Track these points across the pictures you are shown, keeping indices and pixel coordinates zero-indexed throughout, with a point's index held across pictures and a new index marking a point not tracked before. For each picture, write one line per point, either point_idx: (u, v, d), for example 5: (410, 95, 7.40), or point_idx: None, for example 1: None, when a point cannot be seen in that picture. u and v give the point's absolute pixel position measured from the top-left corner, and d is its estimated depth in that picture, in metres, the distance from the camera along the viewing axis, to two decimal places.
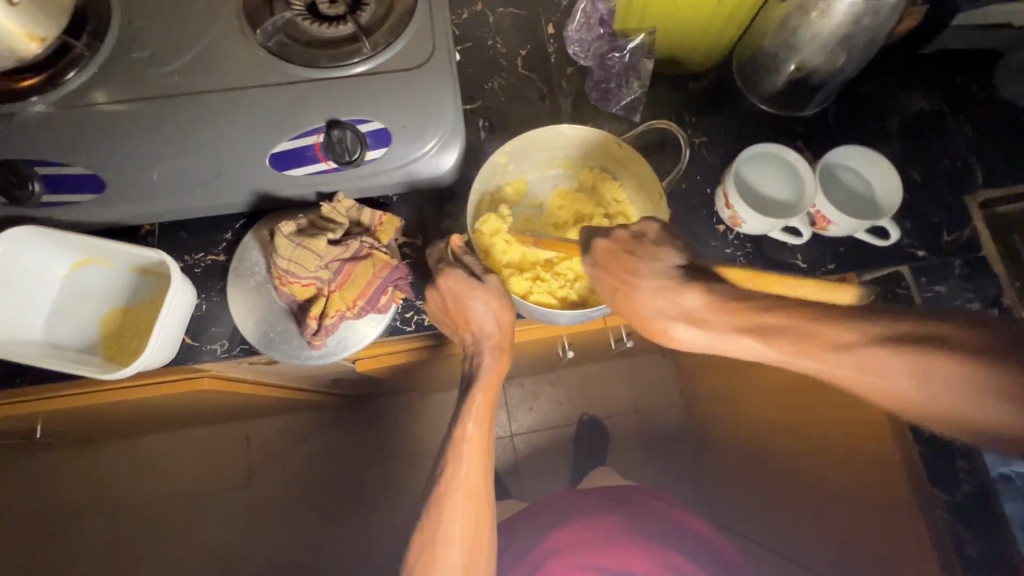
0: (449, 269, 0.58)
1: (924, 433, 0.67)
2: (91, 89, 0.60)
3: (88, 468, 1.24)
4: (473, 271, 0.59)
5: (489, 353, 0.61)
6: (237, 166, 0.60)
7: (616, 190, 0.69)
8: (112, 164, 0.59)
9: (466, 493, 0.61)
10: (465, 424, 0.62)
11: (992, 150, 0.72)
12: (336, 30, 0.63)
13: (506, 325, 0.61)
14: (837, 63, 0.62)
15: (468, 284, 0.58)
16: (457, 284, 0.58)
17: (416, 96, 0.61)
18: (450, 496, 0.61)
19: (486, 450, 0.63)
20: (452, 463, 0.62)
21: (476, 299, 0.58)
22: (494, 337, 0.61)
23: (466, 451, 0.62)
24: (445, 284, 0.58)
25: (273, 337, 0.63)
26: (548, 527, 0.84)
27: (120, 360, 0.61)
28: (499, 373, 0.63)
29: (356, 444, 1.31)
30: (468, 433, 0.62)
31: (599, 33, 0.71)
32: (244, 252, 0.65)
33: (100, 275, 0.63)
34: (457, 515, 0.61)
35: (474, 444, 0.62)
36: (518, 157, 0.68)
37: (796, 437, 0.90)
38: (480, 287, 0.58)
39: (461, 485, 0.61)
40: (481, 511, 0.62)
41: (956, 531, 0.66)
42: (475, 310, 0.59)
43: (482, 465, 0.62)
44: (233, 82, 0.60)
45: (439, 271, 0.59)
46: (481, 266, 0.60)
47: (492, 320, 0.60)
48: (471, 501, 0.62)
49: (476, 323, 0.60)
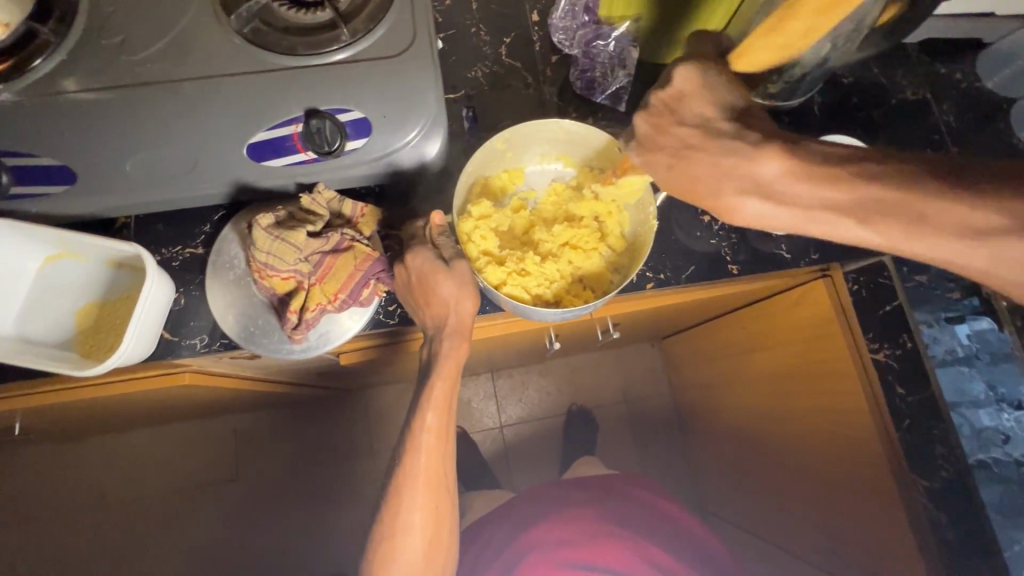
0: (418, 249, 0.58)
1: (904, 420, 0.69)
2: (60, 77, 0.58)
3: (72, 464, 1.22)
4: (441, 255, 0.59)
5: (448, 339, 0.60)
6: (214, 157, 0.58)
7: None
8: (83, 155, 0.57)
9: (425, 482, 0.61)
10: (425, 414, 0.61)
11: (975, 140, 0.73)
12: (313, 17, 0.61)
13: (466, 314, 0.60)
14: (823, 52, 0.60)
15: (434, 266, 0.57)
16: (423, 265, 0.57)
17: (398, 85, 0.60)
18: (409, 487, 0.61)
19: (445, 439, 0.62)
20: (410, 453, 0.61)
21: (442, 284, 0.57)
22: (455, 318, 0.60)
23: (425, 441, 0.61)
24: (411, 264, 0.58)
25: (253, 331, 0.62)
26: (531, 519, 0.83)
27: (96, 356, 0.60)
28: (457, 361, 0.61)
29: (345, 437, 1.30)
30: (427, 423, 0.61)
31: (583, 20, 0.70)
32: (222, 246, 0.64)
33: (74, 269, 0.62)
34: (416, 505, 0.61)
35: (432, 433, 0.61)
36: (519, 146, 0.67)
37: (779, 424, 0.91)
38: (446, 273, 0.57)
39: (420, 475, 0.61)
40: (441, 500, 0.62)
41: (936, 515, 0.67)
42: (439, 292, 0.58)
43: (440, 454, 0.62)
44: (208, 70, 0.59)
45: (411, 251, 0.58)
46: (451, 250, 0.60)
47: (454, 305, 0.59)
48: (431, 490, 0.62)
49: (438, 305, 0.58)
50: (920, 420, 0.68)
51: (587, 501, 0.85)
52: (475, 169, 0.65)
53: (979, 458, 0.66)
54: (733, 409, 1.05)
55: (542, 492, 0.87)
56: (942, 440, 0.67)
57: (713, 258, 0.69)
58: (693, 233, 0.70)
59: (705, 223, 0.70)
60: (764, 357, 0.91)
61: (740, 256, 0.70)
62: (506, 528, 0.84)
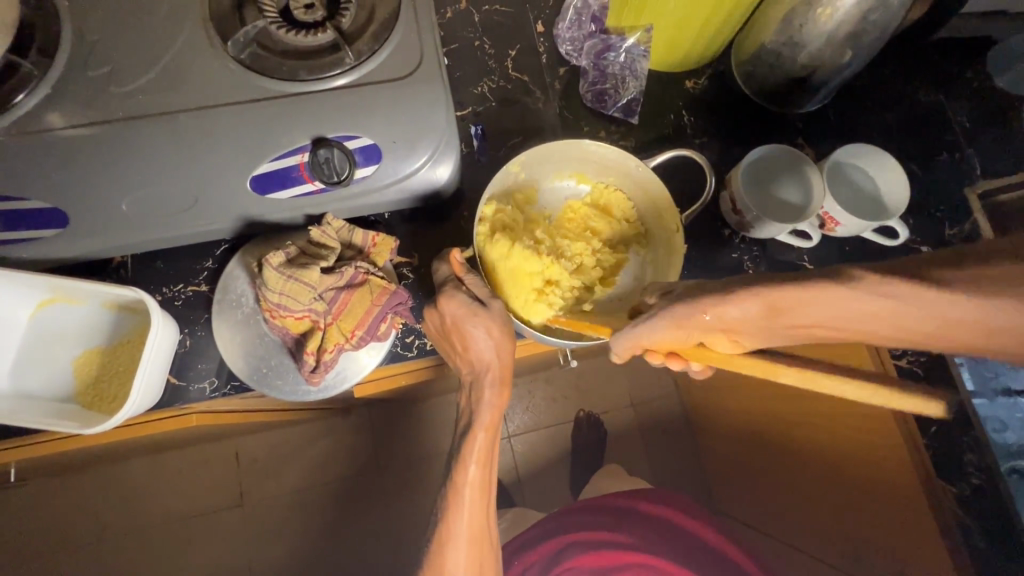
0: (451, 292, 0.54)
1: (930, 425, 0.69)
2: (44, 113, 0.54)
3: (69, 499, 1.18)
4: (478, 296, 0.55)
5: (490, 388, 0.57)
6: (217, 193, 0.55)
7: (626, 207, 0.67)
8: (75, 196, 0.54)
9: (469, 539, 0.59)
10: (466, 467, 0.58)
11: (989, 139, 0.72)
12: (314, 39, 0.58)
13: (506, 357, 0.56)
14: (843, 59, 0.59)
15: (471, 311, 0.53)
16: (458, 310, 0.54)
17: (408, 107, 0.57)
18: (451, 545, 0.59)
19: (486, 491, 0.60)
20: (454, 509, 0.59)
21: (478, 326, 0.54)
22: (494, 370, 0.56)
23: (467, 495, 0.59)
24: (445, 309, 0.54)
25: (266, 373, 0.59)
26: (562, 548, 0.79)
27: (101, 408, 0.56)
28: (500, 410, 0.58)
29: (351, 456, 1.27)
30: (468, 477, 0.58)
31: (590, 30, 0.70)
32: (230, 281, 0.61)
33: (70, 315, 0.58)
34: (462, 561, 0.59)
35: (474, 487, 0.59)
36: (533, 167, 0.65)
37: (796, 430, 0.91)
38: (484, 313, 0.54)
39: (462, 533, 0.59)
40: (484, 554, 0.61)
41: (964, 522, 0.67)
42: (475, 340, 0.54)
43: (483, 508, 0.60)
44: (205, 100, 0.55)
45: (444, 294, 0.55)
46: (487, 291, 0.56)
47: (492, 350, 0.55)
48: (475, 546, 0.59)
49: (476, 353, 0.55)
50: (948, 427, 0.69)
51: (622, 527, 0.80)
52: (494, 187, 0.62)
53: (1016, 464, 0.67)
54: (746, 413, 1.05)
55: (574, 517, 0.83)
56: (973, 447, 0.68)
57: (735, 272, 0.68)
58: (712, 246, 0.68)
59: (725, 236, 0.68)
60: None
61: (763, 268, 0.68)
62: (538, 554, 0.80)
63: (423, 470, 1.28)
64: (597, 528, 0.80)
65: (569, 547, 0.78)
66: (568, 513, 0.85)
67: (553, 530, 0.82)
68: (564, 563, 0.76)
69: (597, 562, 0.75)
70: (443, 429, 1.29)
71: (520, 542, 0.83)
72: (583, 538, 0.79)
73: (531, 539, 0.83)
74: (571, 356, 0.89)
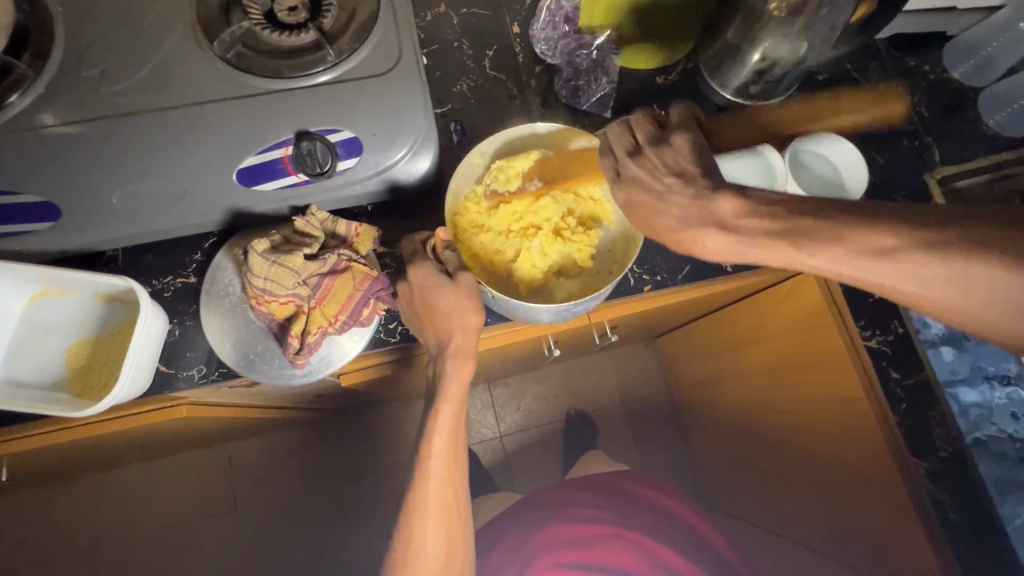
0: (419, 262, 0.60)
1: (902, 405, 0.70)
2: (37, 112, 0.56)
3: (62, 505, 1.18)
4: (448, 268, 0.60)
5: (453, 359, 0.61)
6: (205, 185, 0.58)
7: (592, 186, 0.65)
8: (67, 190, 0.56)
9: (435, 506, 0.62)
10: (432, 437, 0.62)
11: (947, 128, 0.75)
12: (298, 39, 0.60)
13: (472, 329, 0.60)
14: (800, 52, 0.63)
15: (438, 280, 0.59)
16: (426, 279, 0.59)
17: (387, 102, 0.60)
18: (421, 511, 0.61)
19: (453, 462, 0.63)
20: (420, 478, 0.62)
21: (444, 296, 0.59)
22: (459, 340, 0.60)
23: (433, 465, 0.62)
24: (416, 277, 0.59)
25: (253, 359, 0.61)
26: (537, 521, 0.81)
27: (91, 395, 0.58)
28: (463, 382, 0.62)
29: (343, 457, 1.28)
30: (434, 447, 0.62)
31: (564, 30, 0.72)
32: (217, 272, 0.63)
33: (62, 306, 0.60)
34: (431, 530, 0.61)
35: (440, 457, 0.62)
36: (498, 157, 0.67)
37: (777, 416, 0.93)
38: (449, 284, 0.58)
39: (429, 499, 0.61)
40: (453, 522, 0.63)
41: (935, 496, 0.68)
42: (443, 306, 0.59)
43: (450, 479, 0.63)
44: (193, 98, 0.58)
45: (412, 265, 0.60)
46: (458, 262, 0.61)
47: (458, 319, 0.60)
48: (442, 515, 0.62)
49: (444, 319, 0.60)
50: (915, 402, 0.70)
51: (597, 502, 0.82)
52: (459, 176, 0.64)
53: (977, 437, 0.69)
54: (732, 404, 1.06)
55: (547, 494, 0.85)
56: (939, 421, 0.69)
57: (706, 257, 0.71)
58: None
59: None
60: (760, 352, 0.92)
61: None
62: (511, 535, 0.80)
63: None
64: (576, 507, 0.82)
65: (545, 520, 0.81)
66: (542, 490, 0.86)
67: (528, 507, 0.83)
68: (541, 532, 0.79)
69: (574, 532, 0.79)
70: None
71: (496, 522, 0.84)
72: (559, 512, 0.81)
73: (504, 521, 0.83)
74: (555, 347, 0.91)
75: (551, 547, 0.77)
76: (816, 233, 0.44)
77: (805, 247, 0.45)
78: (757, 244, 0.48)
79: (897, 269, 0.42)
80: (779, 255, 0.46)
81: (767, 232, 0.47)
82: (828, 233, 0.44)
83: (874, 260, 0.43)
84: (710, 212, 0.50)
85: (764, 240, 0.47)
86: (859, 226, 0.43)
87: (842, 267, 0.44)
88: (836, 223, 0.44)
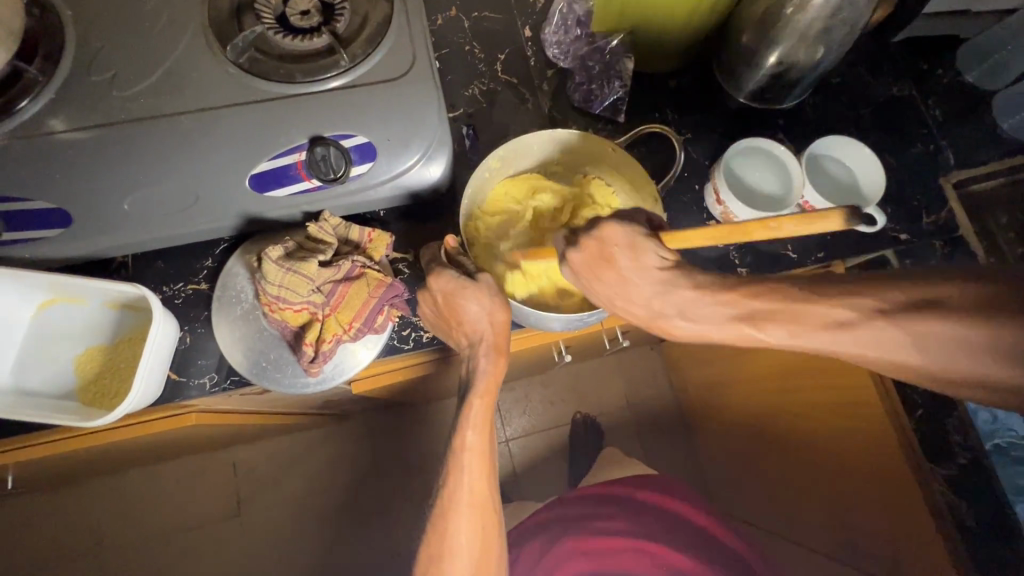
0: (439, 270, 0.58)
1: (915, 409, 0.70)
2: (48, 118, 0.56)
3: (66, 512, 1.17)
4: (466, 270, 0.59)
5: (486, 356, 0.60)
6: (217, 192, 0.57)
7: (608, 194, 0.66)
8: (77, 197, 0.55)
9: (470, 504, 0.62)
10: (466, 433, 0.62)
11: (961, 132, 0.75)
12: (310, 43, 0.60)
13: (500, 325, 0.59)
14: (816, 56, 0.63)
15: (460, 284, 0.57)
16: (448, 285, 0.57)
17: (401, 107, 0.59)
18: (455, 507, 0.62)
19: (487, 459, 0.63)
20: (454, 473, 0.62)
21: (469, 298, 0.57)
22: (488, 338, 0.59)
23: (467, 461, 0.62)
24: (437, 284, 0.58)
25: (265, 366, 0.61)
26: (559, 534, 0.81)
27: (101, 404, 0.57)
28: (495, 378, 0.61)
29: (348, 463, 1.27)
30: (467, 443, 0.62)
31: (576, 34, 0.72)
32: (229, 278, 0.62)
33: (71, 313, 0.59)
34: (464, 528, 0.62)
35: (474, 453, 0.62)
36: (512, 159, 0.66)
37: (788, 421, 0.92)
38: (473, 286, 0.57)
39: (462, 498, 0.62)
40: (487, 520, 0.63)
41: (952, 500, 0.68)
42: (468, 310, 0.57)
43: (484, 475, 0.63)
44: (205, 103, 0.57)
45: (433, 272, 0.58)
46: (475, 265, 0.60)
47: (486, 320, 0.58)
48: (477, 511, 0.62)
49: (469, 323, 0.58)
50: (932, 410, 0.71)
51: (614, 513, 0.83)
52: (476, 188, 0.64)
53: (997, 443, 0.69)
54: (741, 409, 1.06)
55: (575, 507, 0.85)
56: (957, 428, 0.70)
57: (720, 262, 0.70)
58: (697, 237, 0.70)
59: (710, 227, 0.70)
60: (771, 356, 0.91)
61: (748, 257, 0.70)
62: (539, 540, 0.82)
63: (421, 478, 1.27)
64: (600, 516, 0.83)
65: (567, 533, 0.81)
66: (568, 502, 0.87)
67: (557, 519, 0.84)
68: (558, 545, 0.80)
69: (588, 546, 0.79)
70: (440, 435, 1.29)
71: (522, 530, 0.86)
72: (581, 525, 0.81)
73: (531, 532, 0.85)
74: (565, 352, 0.91)
75: (572, 560, 0.78)
76: (778, 315, 0.46)
77: (769, 329, 0.46)
78: (722, 327, 0.49)
79: (861, 339, 0.43)
80: (741, 335, 0.48)
81: (727, 317, 0.48)
82: (790, 314, 0.45)
83: (828, 327, 0.44)
84: (670, 301, 0.50)
85: (727, 322, 0.48)
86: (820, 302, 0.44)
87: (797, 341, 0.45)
88: (794, 303, 0.45)
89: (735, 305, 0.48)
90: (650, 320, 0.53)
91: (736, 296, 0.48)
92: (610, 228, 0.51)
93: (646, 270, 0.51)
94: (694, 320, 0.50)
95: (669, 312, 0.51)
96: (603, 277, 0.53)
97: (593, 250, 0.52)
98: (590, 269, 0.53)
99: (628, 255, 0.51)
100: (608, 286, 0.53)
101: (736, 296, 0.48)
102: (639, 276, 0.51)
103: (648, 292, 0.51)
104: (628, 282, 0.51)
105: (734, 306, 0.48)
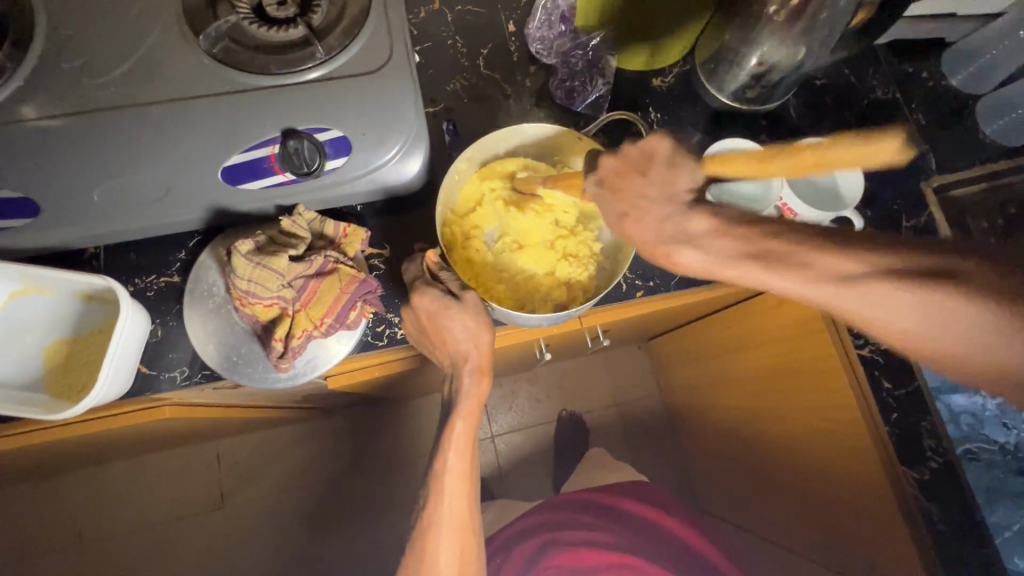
0: (424, 287, 0.58)
1: (893, 414, 0.69)
2: (17, 104, 0.55)
3: (46, 502, 1.17)
4: (450, 288, 0.59)
5: (470, 377, 0.62)
6: (189, 183, 0.57)
7: (575, 177, 0.65)
8: (46, 186, 0.55)
9: (450, 524, 0.63)
10: (447, 454, 0.64)
11: (943, 136, 0.75)
12: (286, 34, 0.59)
13: (483, 346, 0.60)
14: (798, 56, 0.62)
15: (444, 304, 0.57)
16: (432, 304, 0.57)
17: (377, 101, 0.58)
18: (436, 525, 0.63)
19: (469, 480, 0.65)
20: (435, 496, 0.64)
21: (453, 318, 0.57)
22: (474, 359, 0.61)
23: (448, 483, 0.64)
24: (420, 304, 0.57)
25: (236, 361, 0.60)
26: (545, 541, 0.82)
27: (70, 396, 0.57)
28: (479, 399, 0.63)
29: (332, 457, 1.26)
30: (448, 465, 0.64)
31: (560, 30, 0.71)
32: (200, 272, 0.62)
33: (41, 305, 0.58)
34: (445, 549, 0.63)
35: (455, 475, 0.64)
36: (481, 152, 0.65)
37: (768, 422, 0.92)
38: (458, 306, 0.57)
39: (443, 518, 0.63)
40: (467, 539, 0.64)
41: (926, 507, 0.68)
42: (452, 329, 0.58)
43: (464, 497, 0.64)
44: (177, 93, 0.56)
45: (416, 290, 0.58)
46: (458, 283, 0.59)
47: (470, 340, 0.59)
48: (457, 532, 0.64)
49: (454, 342, 0.59)
50: (908, 413, 0.69)
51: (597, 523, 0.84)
52: (444, 193, 0.64)
53: (967, 448, 0.70)
54: (724, 409, 1.06)
55: (554, 513, 0.86)
56: (930, 432, 0.69)
57: None
58: None
59: None
60: (753, 358, 0.91)
61: None
62: (523, 548, 0.83)
63: (406, 473, 1.27)
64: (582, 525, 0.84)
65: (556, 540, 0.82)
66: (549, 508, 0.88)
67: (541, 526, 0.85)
68: (538, 565, 0.80)
69: (572, 561, 0.79)
70: (425, 430, 1.29)
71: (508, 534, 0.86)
72: (563, 537, 0.82)
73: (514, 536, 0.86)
74: (546, 349, 0.90)
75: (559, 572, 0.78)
76: (792, 259, 0.47)
77: (773, 269, 0.47)
78: (732, 263, 0.49)
79: (866, 296, 0.46)
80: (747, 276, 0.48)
81: (743, 253, 0.49)
82: (798, 260, 0.47)
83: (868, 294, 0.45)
84: (682, 227, 0.51)
85: (739, 259, 0.49)
86: (831, 254, 0.47)
87: (798, 289, 0.47)
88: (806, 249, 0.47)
89: (747, 241, 0.49)
90: (656, 247, 0.52)
91: (755, 234, 0.49)
92: (654, 139, 0.51)
93: (675, 190, 0.51)
94: (702, 249, 0.50)
95: (681, 238, 0.51)
96: (625, 191, 0.53)
97: (629, 160, 0.53)
98: (616, 181, 0.53)
99: (663, 169, 0.51)
100: (627, 200, 0.53)
101: (753, 238, 0.49)
102: (665, 193, 0.51)
103: (666, 211, 0.51)
104: (649, 200, 0.52)
105: (752, 242, 0.48)
